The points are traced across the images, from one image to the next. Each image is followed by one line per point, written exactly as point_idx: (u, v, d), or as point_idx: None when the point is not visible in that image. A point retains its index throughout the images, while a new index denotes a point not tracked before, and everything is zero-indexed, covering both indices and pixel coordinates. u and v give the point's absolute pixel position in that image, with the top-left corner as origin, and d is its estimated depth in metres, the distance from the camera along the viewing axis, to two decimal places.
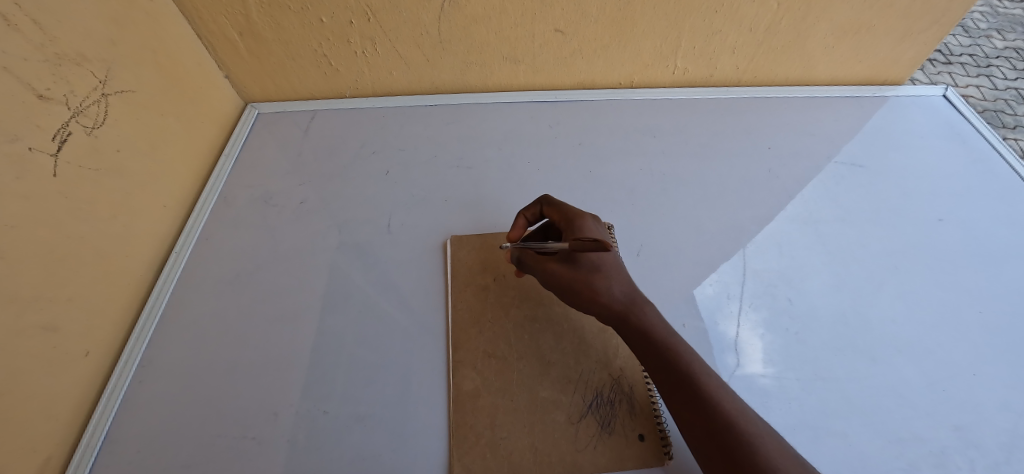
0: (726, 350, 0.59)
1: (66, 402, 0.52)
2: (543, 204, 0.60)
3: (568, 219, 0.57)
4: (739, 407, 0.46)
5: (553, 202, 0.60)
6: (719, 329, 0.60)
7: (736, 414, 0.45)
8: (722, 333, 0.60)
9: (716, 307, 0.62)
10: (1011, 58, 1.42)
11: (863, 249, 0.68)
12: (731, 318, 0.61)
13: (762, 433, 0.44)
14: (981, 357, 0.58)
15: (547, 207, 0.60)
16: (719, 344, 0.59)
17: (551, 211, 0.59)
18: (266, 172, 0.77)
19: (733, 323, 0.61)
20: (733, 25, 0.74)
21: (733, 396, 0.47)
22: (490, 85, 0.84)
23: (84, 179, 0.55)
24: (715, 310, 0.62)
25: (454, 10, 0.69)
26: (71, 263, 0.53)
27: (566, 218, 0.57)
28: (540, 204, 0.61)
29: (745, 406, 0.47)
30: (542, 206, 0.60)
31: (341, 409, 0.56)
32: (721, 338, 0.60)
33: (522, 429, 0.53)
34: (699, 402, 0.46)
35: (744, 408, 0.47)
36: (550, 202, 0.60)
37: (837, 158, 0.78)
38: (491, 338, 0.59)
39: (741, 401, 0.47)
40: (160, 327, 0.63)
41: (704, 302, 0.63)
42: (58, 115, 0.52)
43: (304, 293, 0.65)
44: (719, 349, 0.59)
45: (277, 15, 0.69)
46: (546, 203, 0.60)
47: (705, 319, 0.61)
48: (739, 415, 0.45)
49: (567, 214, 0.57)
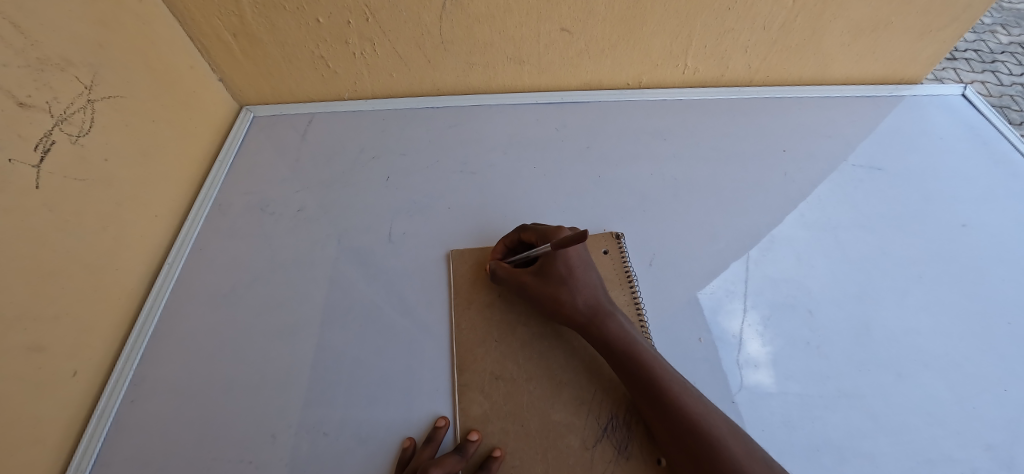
0: (729, 348, 0.58)
1: (55, 426, 0.50)
2: (522, 229, 0.60)
3: (544, 237, 0.56)
4: (702, 409, 0.47)
5: (532, 226, 0.60)
6: (722, 325, 0.59)
7: (699, 418, 0.46)
8: (724, 331, 0.59)
9: (719, 306, 0.61)
10: (1017, 53, 1.39)
11: (886, 257, 0.66)
12: (734, 316, 0.60)
13: (725, 432, 0.45)
14: (1009, 371, 0.58)
15: (526, 231, 0.60)
16: (722, 343, 0.58)
17: (528, 234, 0.59)
18: (263, 178, 0.74)
19: (735, 320, 0.60)
20: (747, 23, 0.71)
21: (698, 398, 0.48)
22: (494, 86, 0.81)
23: (70, 190, 0.52)
24: (718, 310, 0.61)
25: (457, 9, 0.66)
26: (58, 279, 0.51)
27: (542, 237, 0.56)
28: (519, 230, 0.61)
29: (710, 406, 0.48)
30: (520, 232, 0.60)
31: (343, 431, 0.54)
32: (724, 337, 0.59)
33: (536, 457, 0.51)
34: (664, 408, 0.48)
35: (709, 409, 0.48)
36: (529, 225, 0.60)
37: (854, 160, 0.76)
38: (498, 358, 0.57)
39: (707, 403, 0.48)
40: (153, 343, 0.60)
41: (709, 302, 0.61)
42: (41, 123, 0.49)
43: (302, 307, 0.62)
44: (723, 350, 0.58)
45: (272, 16, 0.66)
46: (525, 229, 0.60)
47: (708, 317, 0.60)
48: (702, 417, 0.46)
49: (542, 232, 0.57)
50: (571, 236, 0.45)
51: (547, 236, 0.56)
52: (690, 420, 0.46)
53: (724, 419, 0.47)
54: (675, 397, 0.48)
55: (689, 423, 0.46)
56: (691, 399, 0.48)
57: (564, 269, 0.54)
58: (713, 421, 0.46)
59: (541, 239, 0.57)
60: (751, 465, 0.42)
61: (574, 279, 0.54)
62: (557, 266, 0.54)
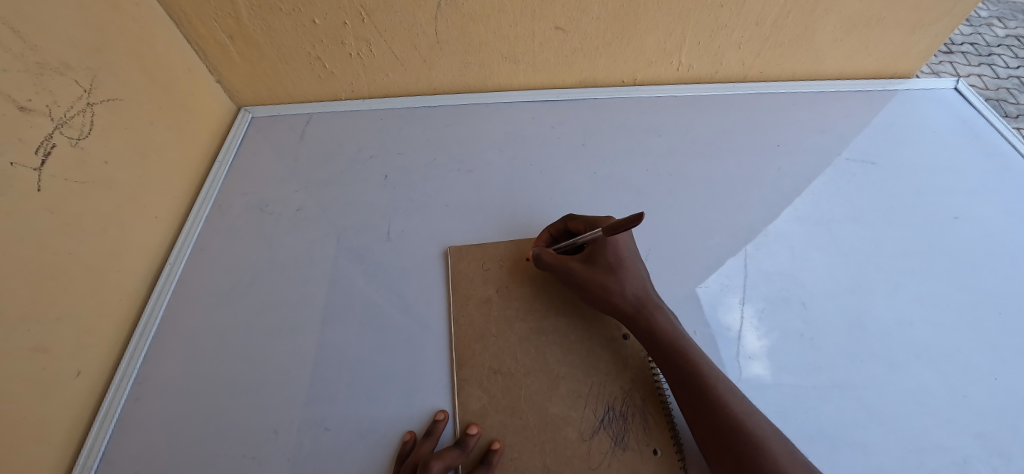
0: (729, 342, 0.59)
1: (60, 425, 0.50)
2: (568, 218, 0.62)
3: (592, 225, 0.58)
4: (746, 409, 0.48)
5: (578, 215, 0.62)
6: (720, 319, 0.60)
7: (742, 416, 0.48)
8: (723, 325, 0.60)
9: (717, 300, 0.62)
10: (1012, 46, 1.39)
11: (879, 250, 0.67)
12: (731, 309, 0.61)
13: (768, 433, 0.47)
14: (1000, 361, 0.59)
15: (573, 220, 0.61)
16: (722, 337, 0.59)
17: (576, 223, 0.61)
18: (261, 178, 0.74)
19: (732, 313, 0.61)
20: (739, 20, 0.72)
21: (740, 399, 0.50)
22: (490, 85, 0.82)
23: (70, 193, 0.53)
24: (716, 305, 0.61)
25: (452, 9, 0.67)
26: (60, 281, 0.51)
27: (590, 226, 0.59)
28: (565, 219, 0.62)
29: (751, 407, 0.49)
30: (567, 221, 0.62)
31: (344, 426, 0.54)
32: (721, 329, 0.59)
33: (533, 449, 0.52)
34: (707, 405, 0.49)
35: (751, 410, 0.49)
36: (576, 215, 0.62)
37: (847, 154, 0.76)
38: (496, 353, 0.58)
39: (749, 403, 0.50)
40: (155, 343, 0.61)
41: (707, 296, 0.62)
42: (41, 127, 0.50)
43: (303, 305, 0.63)
44: (722, 343, 0.59)
45: (268, 17, 0.66)
46: (572, 218, 0.62)
47: (708, 313, 0.61)
48: (746, 417, 0.48)
49: (590, 221, 0.59)
50: (621, 221, 0.47)
51: (596, 224, 0.58)
52: (733, 418, 0.47)
53: (764, 420, 0.49)
54: (720, 395, 0.49)
55: (730, 420, 0.47)
56: (734, 398, 0.49)
57: (614, 258, 0.56)
58: (756, 422, 0.48)
59: (589, 228, 0.59)
60: (792, 467, 0.44)
61: (621, 269, 0.56)
62: (606, 254, 0.56)
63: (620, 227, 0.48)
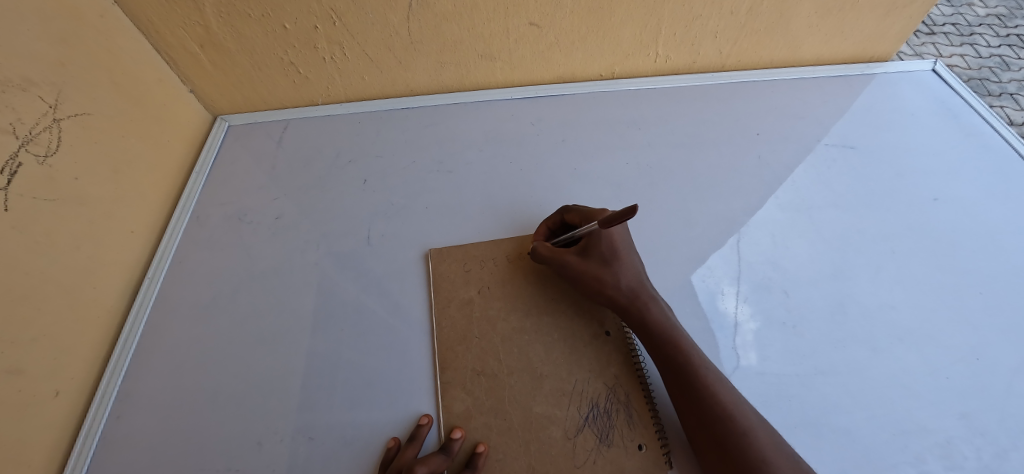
0: (726, 330, 0.59)
1: (40, 447, 0.50)
2: (565, 211, 0.62)
3: (588, 218, 0.58)
4: (734, 400, 0.49)
5: (574, 207, 0.62)
6: (709, 309, 0.60)
7: (728, 407, 0.48)
8: (721, 313, 0.60)
9: (708, 292, 0.61)
10: (993, 25, 1.40)
11: (860, 234, 0.67)
12: (720, 299, 0.61)
13: (755, 424, 0.47)
14: (981, 341, 0.59)
15: (569, 212, 0.62)
16: (718, 325, 0.59)
17: (570, 215, 0.61)
18: (239, 188, 0.74)
19: (721, 303, 0.61)
20: (714, 9, 0.72)
21: (728, 389, 0.50)
22: (468, 84, 0.81)
23: (40, 211, 0.52)
24: (712, 293, 0.61)
25: (424, 9, 0.66)
26: (34, 301, 0.50)
27: (586, 218, 0.59)
28: (561, 212, 0.63)
29: (739, 398, 0.50)
30: (563, 213, 0.63)
31: (328, 435, 0.54)
32: (713, 320, 0.59)
33: (518, 449, 0.52)
34: (695, 394, 0.49)
35: (738, 400, 0.49)
36: (572, 207, 0.62)
37: (828, 140, 0.76)
38: (479, 354, 0.58)
39: (737, 394, 0.50)
40: (136, 360, 0.60)
41: (700, 287, 0.62)
42: (6, 146, 0.49)
43: (284, 315, 0.62)
44: (719, 332, 0.59)
45: (238, 24, 0.65)
46: (568, 210, 0.62)
47: (705, 303, 0.61)
48: (733, 408, 0.48)
49: (585, 214, 0.59)
50: (616, 214, 0.48)
51: (590, 217, 0.58)
52: (721, 408, 0.48)
53: (752, 411, 0.49)
54: (708, 386, 0.49)
55: (719, 411, 0.47)
56: (723, 388, 0.49)
57: (608, 251, 0.56)
58: (742, 412, 0.48)
59: (585, 221, 0.59)
60: (775, 459, 0.45)
61: (615, 261, 0.56)
62: (601, 247, 0.56)
63: (614, 220, 0.49)
